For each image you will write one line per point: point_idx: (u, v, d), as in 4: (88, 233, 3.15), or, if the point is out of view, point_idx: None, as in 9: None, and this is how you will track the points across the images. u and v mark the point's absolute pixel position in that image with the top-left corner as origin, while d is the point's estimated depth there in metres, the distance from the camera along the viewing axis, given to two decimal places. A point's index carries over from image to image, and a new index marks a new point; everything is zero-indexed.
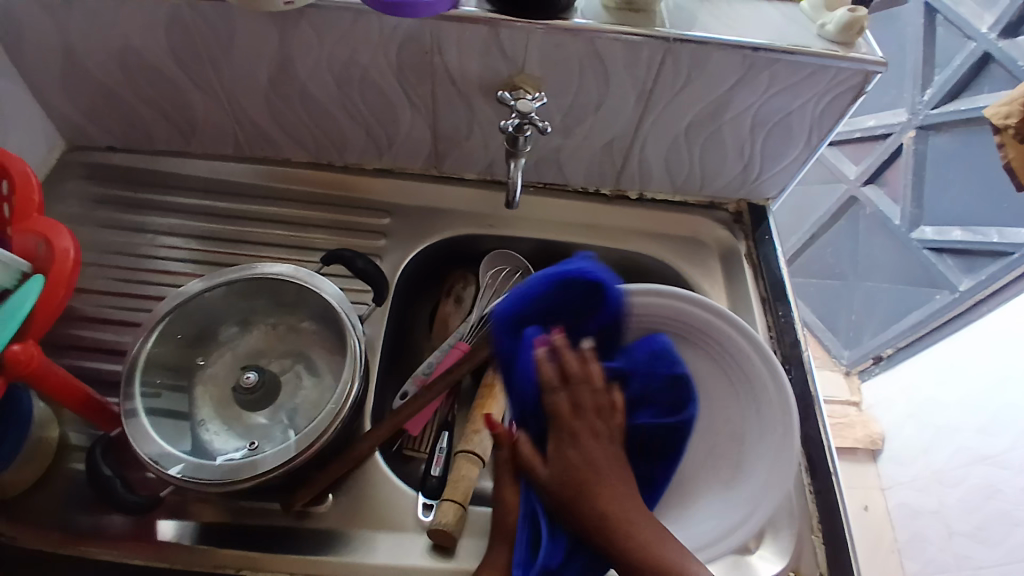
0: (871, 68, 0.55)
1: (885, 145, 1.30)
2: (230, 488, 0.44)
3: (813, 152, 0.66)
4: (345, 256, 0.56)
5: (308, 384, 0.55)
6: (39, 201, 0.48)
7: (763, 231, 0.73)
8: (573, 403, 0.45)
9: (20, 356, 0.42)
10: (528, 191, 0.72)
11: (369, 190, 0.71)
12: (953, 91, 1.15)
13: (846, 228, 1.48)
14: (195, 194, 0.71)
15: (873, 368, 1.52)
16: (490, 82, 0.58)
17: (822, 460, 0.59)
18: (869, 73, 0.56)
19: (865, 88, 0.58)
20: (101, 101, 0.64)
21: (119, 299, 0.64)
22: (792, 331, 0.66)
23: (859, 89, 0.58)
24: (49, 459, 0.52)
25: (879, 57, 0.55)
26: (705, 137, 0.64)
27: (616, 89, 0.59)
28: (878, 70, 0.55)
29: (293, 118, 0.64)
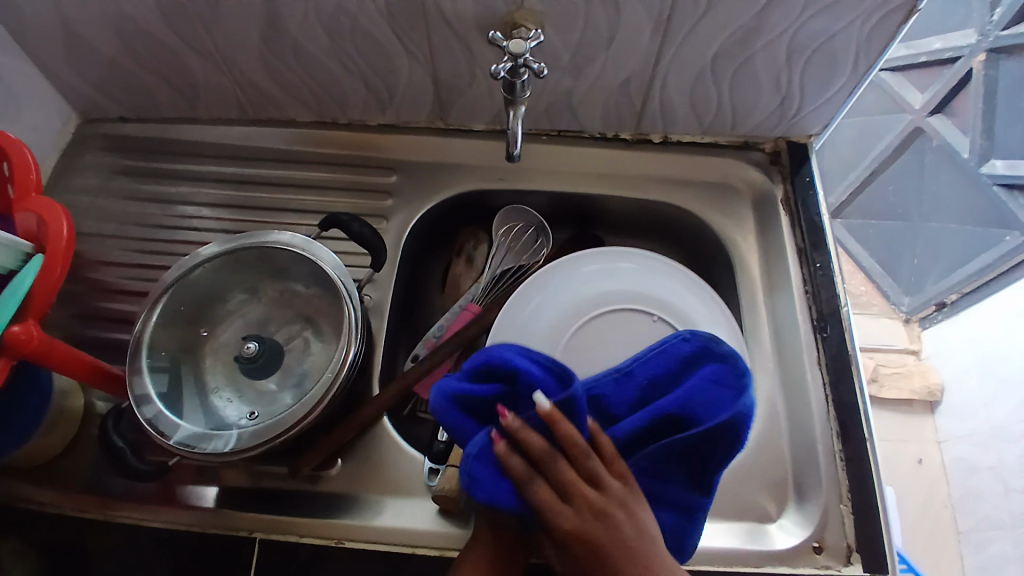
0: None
1: (954, 70, 1.18)
2: (231, 455, 0.45)
3: (861, 81, 0.58)
4: (341, 220, 0.54)
5: (316, 348, 0.55)
6: (37, 180, 0.49)
7: (804, 171, 0.67)
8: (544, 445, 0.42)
9: (21, 336, 0.43)
10: (541, 140, 0.68)
11: (375, 147, 0.68)
12: None
13: (911, 162, 1.34)
14: (203, 160, 0.69)
15: (935, 316, 1.40)
16: (487, 22, 0.53)
17: (855, 425, 0.56)
18: None
19: (918, 7, 0.50)
20: (102, 71, 0.63)
21: (138, 269, 0.65)
22: (830, 284, 0.61)
23: (911, 6, 0.50)
24: (75, 425, 0.55)
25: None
26: (734, 70, 0.58)
27: (627, 20, 0.53)
28: None
29: (289, 75, 0.61)
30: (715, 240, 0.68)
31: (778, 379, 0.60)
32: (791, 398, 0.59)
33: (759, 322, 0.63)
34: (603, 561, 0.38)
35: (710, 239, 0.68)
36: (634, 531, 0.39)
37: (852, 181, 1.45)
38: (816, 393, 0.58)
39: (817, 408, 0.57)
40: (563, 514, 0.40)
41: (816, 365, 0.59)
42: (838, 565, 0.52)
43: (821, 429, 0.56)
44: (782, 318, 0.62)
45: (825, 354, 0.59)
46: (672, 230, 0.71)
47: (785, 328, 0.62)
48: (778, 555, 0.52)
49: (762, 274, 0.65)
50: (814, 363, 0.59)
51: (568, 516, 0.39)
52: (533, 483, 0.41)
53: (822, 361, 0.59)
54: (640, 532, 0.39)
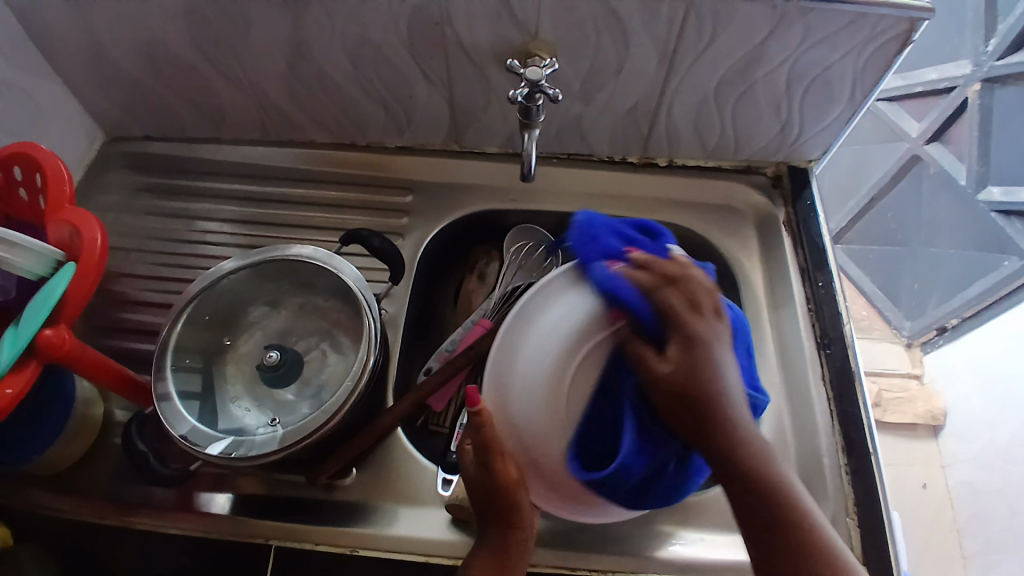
0: (918, 14, 0.50)
1: (949, 99, 1.20)
2: (250, 461, 0.47)
3: (859, 108, 0.61)
4: (361, 235, 0.56)
5: (333, 360, 0.57)
6: (70, 191, 0.51)
7: (805, 195, 0.69)
8: (687, 299, 0.45)
9: (54, 339, 0.46)
10: (551, 163, 0.70)
11: (392, 168, 0.71)
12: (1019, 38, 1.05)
13: (908, 189, 1.37)
14: (225, 179, 0.72)
15: (937, 340, 1.43)
16: (503, 51, 0.56)
17: (860, 439, 0.57)
18: (916, 20, 0.51)
19: (911, 38, 0.53)
20: (132, 93, 0.66)
21: (160, 282, 0.67)
22: (832, 302, 0.63)
23: (906, 38, 0.53)
24: (95, 434, 0.57)
25: (926, 3, 0.50)
26: (736, 98, 0.61)
27: (636, 50, 0.56)
28: (925, 16, 0.50)
29: (312, 99, 0.64)
30: (719, 260, 0.70)
31: (783, 395, 0.62)
32: (796, 413, 0.61)
33: (764, 339, 0.65)
34: (714, 431, 0.41)
35: (714, 259, 0.70)
36: (716, 338, 0.43)
37: (850, 207, 1.48)
38: (822, 409, 0.59)
39: (821, 422, 0.59)
40: (702, 403, 0.41)
41: (821, 382, 0.60)
42: None
43: (826, 444, 0.58)
44: (786, 336, 0.64)
45: (828, 370, 0.61)
46: (679, 250, 0.73)
47: (789, 345, 0.63)
48: None
49: (766, 292, 0.67)
50: (818, 380, 0.60)
51: (670, 361, 0.43)
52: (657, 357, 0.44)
53: (826, 376, 0.60)
54: (723, 344, 0.43)
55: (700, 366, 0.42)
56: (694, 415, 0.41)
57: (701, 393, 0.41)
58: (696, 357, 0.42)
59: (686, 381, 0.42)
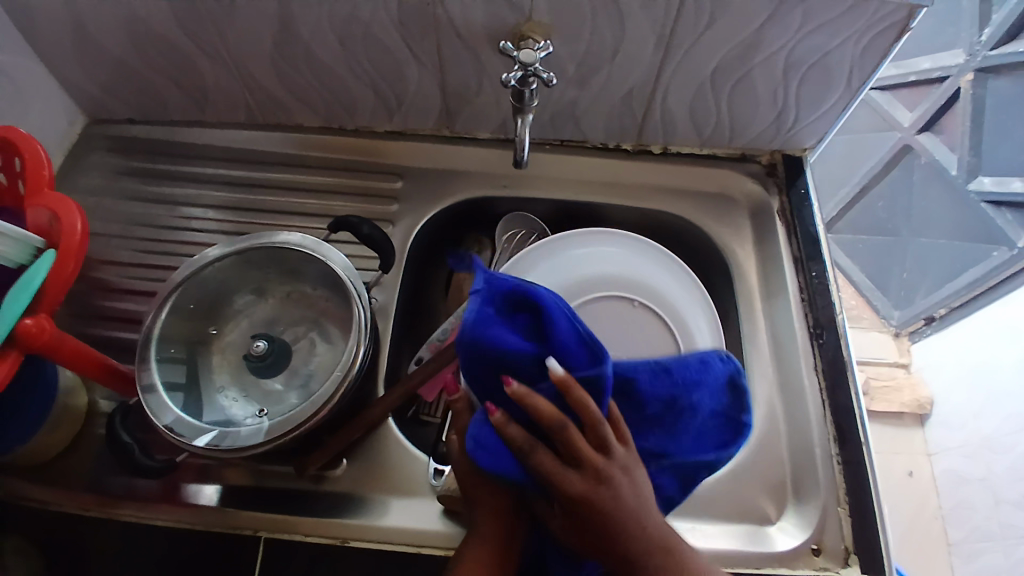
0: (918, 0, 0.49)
1: (942, 89, 1.20)
2: (237, 453, 0.46)
3: (855, 96, 0.60)
4: (351, 222, 0.55)
5: (322, 349, 0.56)
6: (49, 175, 0.49)
7: (800, 184, 0.68)
8: (598, 444, 0.37)
9: (32, 327, 0.44)
10: (545, 149, 0.69)
11: (382, 153, 0.69)
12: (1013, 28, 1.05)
13: (900, 180, 1.38)
14: (210, 163, 0.70)
15: (924, 330, 1.43)
16: (497, 33, 0.55)
17: (852, 429, 0.57)
18: (915, 7, 0.50)
19: (910, 26, 0.52)
20: (112, 72, 0.64)
21: (145, 269, 0.65)
22: (826, 291, 0.63)
23: (904, 24, 0.52)
24: (78, 424, 0.56)
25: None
26: (732, 84, 0.60)
27: (632, 33, 0.55)
28: (923, 4, 0.50)
29: (300, 81, 0.63)
30: (713, 248, 0.69)
31: (776, 385, 0.62)
32: (788, 402, 0.61)
33: (757, 329, 0.65)
34: (593, 494, 0.37)
35: (708, 247, 0.70)
36: (620, 473, 0.38)
37: (841, 195, 1.48)
38: (814, 398, 0.59)
39: (813, 412, 0.59)
40: (569, 480, 0.37)
41: (813, 372, 0.60)
42: (836, 566, 0.53)
43: (818, 433, 0.58)
44: (779, 326, 0.64)
45: (821, 360, 0.61)
46: (672, 239, 0.72)
47: (783, 335, 0.63)
48: (780, 558, 0.53)
49: (759, 282, 0.67)
50: (810, 370, 0.60)
51: (585, 480, 0.37)
52: (538, 450, 0.37)
53: (819, 367, 0.60)
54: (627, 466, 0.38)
55: (584, 505, 0.37)
56: (579, 516, 0.37)
57: (603, 507, 0.37)
58: (613, 501, 0.37)
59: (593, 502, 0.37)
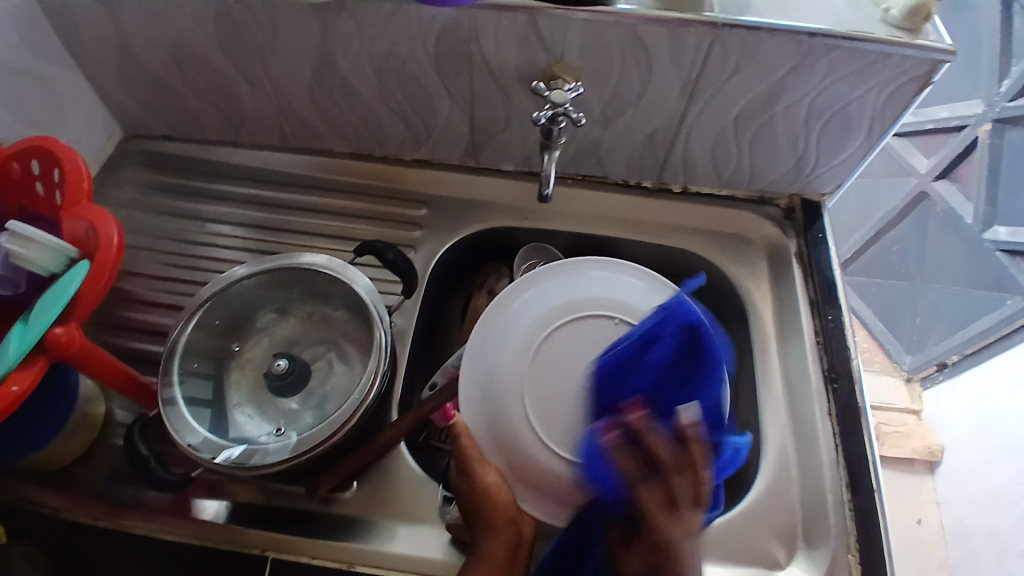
0: (940, 57, 0.51)
1: (959, 137, 1.21)
2: (252, 470, 0.46)
3: (875, 147, 0.61)
4: (377, 248, 0.56)
5: (338, 371, 0.57)
6: (88, 188, 0.51)
7: (817, 229, 0.69)
8: (669, 492, 0.40)
9: (63, 337, 0.46)
10: (566, 184, 0.70)
11: (407, 180, 0.71)
12: None
13: (913, 227, 1.38)
14: (240, 183, 0.72)
15: (937, 376, 1.43)
16: (527, 72, 0.57)
17: (864, 478, 0.57)
18: (938, 62, 0.52)
19: (932, 80, 0.53)
20: (153, 92, 0.66)
21: (170, 283, 0.67)
22: (841, 337, 0.63)
23: (926, 78, 0.53)
24: (94, 434, 0.56)
25: (949, 46, 0.51)
26: (754, 131, 0.61)
27: (659, 78, 0.56)
28: (947, 59, 0.51)
29: (333, 109, 0.65)
30: (729, 289, 0.70)
31: (789, 427, 0.62)
32: (800, 447, 0.60)
33: (770, 371, 0.65)
34: (671, 573, 0.38)
35: (724, 288, 0.70)
36: (688, 535, 0.39)
37: (857, 239, 1.48)
38: (827, 445, 0.59)
39: (826, 458, 0.58)
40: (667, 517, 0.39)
41: (826, 419, 0.60)
42: None
43: (831, 479, 0.57)
44: (793, 369, 0.64)
45: (835, 406, 0.60)
46: (688, 276, 0.73)
47: (796, 378, 0.63)
48: None
49: (775, 325, 0.67)
50: (824, 416, 0.60)
51: (682, 521, 0.39)
52: (643, 483, 0.40)
53: (832, 413, 0.60)
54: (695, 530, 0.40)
55: (659, 529, 0.39)
56: (652, 560, 0.39)
57: (681, 562, 0.38)
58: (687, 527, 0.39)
59: (675, 506, 0.39)
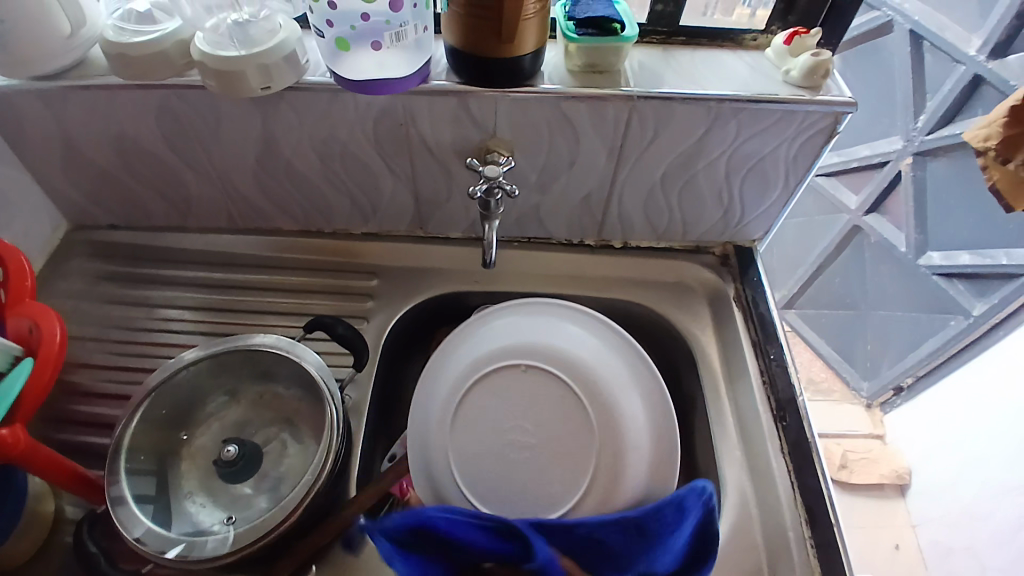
0: (841, 109, 0.57)
1: (883, 173, 1.30)
2: (202, 564, 0.45)
3: (792, 194, 0.66)
4: (325, 323, 0.57)
5: (293, 451, 0.56)
6: (31, 285, 0.51)
7: (750, 273, 0.73)
8: None
9: (9, 439, 0.45)
10: (512, 247, 0.73)
11: (357, 253, 0.73)
12: (946, 114, 1.15)
13: (851, 259, 1.45)
14: (190, 267, 0.73)
15: (895, 400, 1.49)
16: (464, 148, 0.60)
17: (822, 512, 0.58)
18: (840, 114, 0.57)
19: (836, 130, 0.59)
20: (99, 184, 0.67)
21: (117, 372, 0.66)
22: (786, 374, 0.66)
23: (831, 129, 0.59)
24: (45, 533, 0.54)
25: (847, 99, 0.56)
26: (680, 187, 0.66)
27: (587, 146, 0.60)
28: (847, 110, 0.57)
29: (280, 191, 0.67)
30: (675, 336, 0.73)
31: (745, 467, 0.63)
32: (757, 486, 0.62)
33: (724, 413, 0.67)
34: None
35: (671, 335, 0.73)
36: None
37: (801, 273, 1.56)
38: (783, 481, 0.60)
39: (784, 495, 0.60)
40: None
41: (779, 455, 0.62)
42: None
43: (790, 516, 0.59)
44: (744, 409, 0.66)
45: (786, 443, 0.62)
46: (638, 326, 0.76)
47: (748, 418, 0.65)
48: None
49: (723, 367, 0.69)
50: (776, 452, 0.62)
51: None
52: None
53: (785, 449, 0.62)
54: None
55: None
56: None
57: None
58: None
59: None
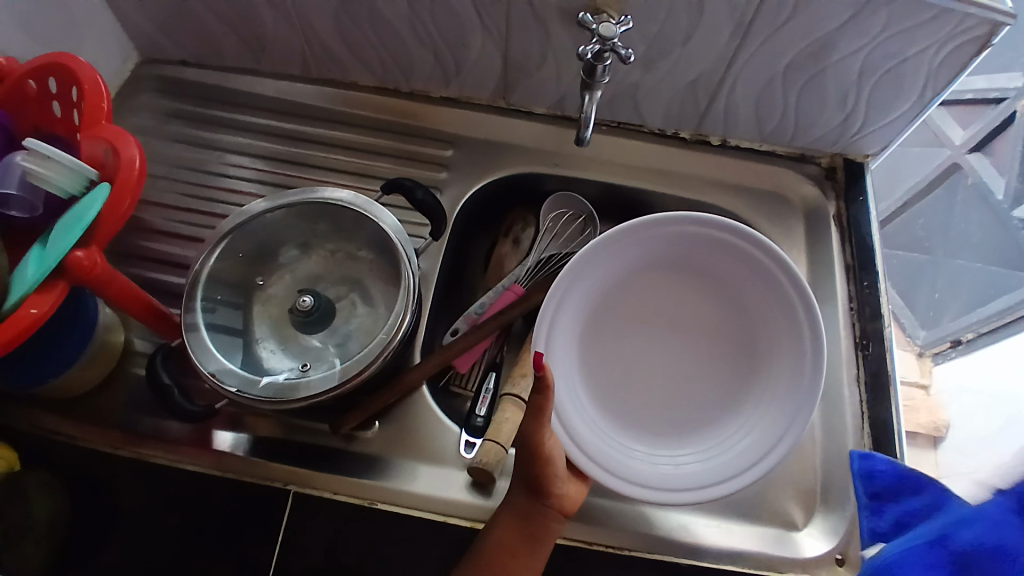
0: (999, 16, 0.48)
1: (998, 111, 1.03)
2: (274, 406, 0.46)
3: (924, 108, 0.58)
4: (405, 185, 0.54)
5: (362, 312, 0.55)
6: (108, 108, 0.48)
7: (858, 191, 0.66)
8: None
9: (84, 262, 0.44)
10: (599, 130, 0.68)
11: (433, 118, 0.68)
12: None
13: (942, 198, 1.18)
14: (260, 114, 0.69)
15: (950, 353, 1.23)
16: (570, 4, 0.53)
17: (889, 444, 0.56)
18: (997, 25, 0.48)
19: (991, 42, 0.50)
20: (174, 13, 0.63)
21: (186, 214, 0.65)
22: (875, 304, 0.61)
23: (985, 40, 0.50)
24: (112, 364, 0.57)
25: (1010, 6, 0.47)
26: (803, 82, 0.58)
27: (710, 18, 0.53)
28: (1007, 21, 0.48)
29: (360, 38, 0.61)
30: None
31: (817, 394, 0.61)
32: (825, 413, 0.60)
33: None
34: None
35: None
36: None
37: (901, 197, 1.23)
38: (853, 411, 0.58)
39: (851, 423, 0.58)
40: None
41: (855, 383, 0.59)
42: None
43: (853, 445, 0.57)
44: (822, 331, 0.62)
45: (863, 373, 0.59)
46: None
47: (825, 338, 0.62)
48: (803, 564, 0.53)
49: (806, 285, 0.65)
50: (852, 381, 0.59)
51: None
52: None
53: (861, 378, 0.59)
54: None
55: None
56: None
57: None
58: None
59: None
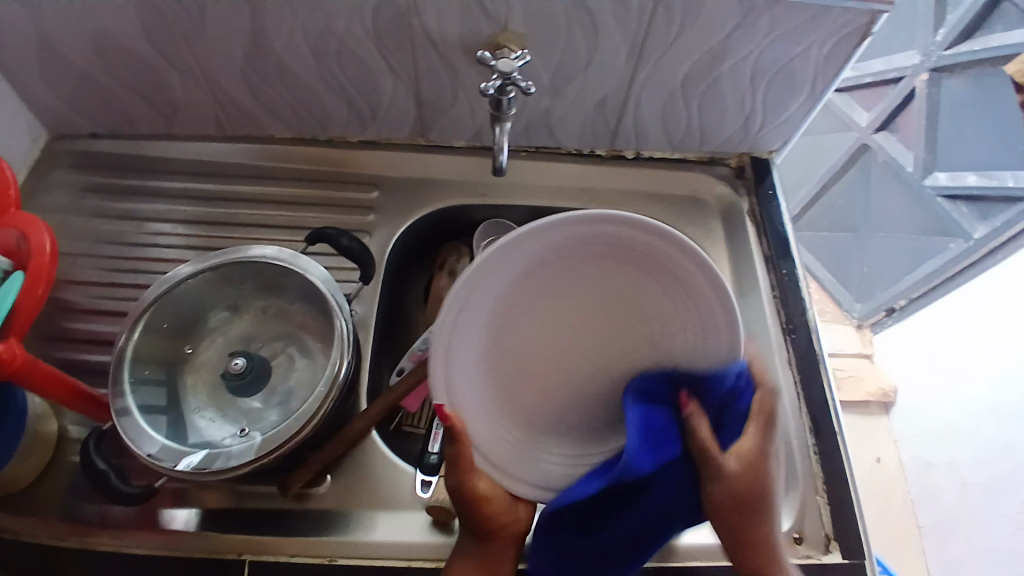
0: (876, 6, 0.52)
1: (897, 89, 1.06)
2: (217, 476, 0.45)
3: (818, 100, 0.62)
4: (329, 235, 0.55)
5: (301, 365, 0.55)
6: (15, 196, 0.47)
7: (767, 185, 0.70)
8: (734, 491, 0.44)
9: (3, 354, 0.43)
10: (519, 156, 0.69)
11: (355, 163, 0.69)
12: (968, 28, 0.91)
13: (857, 180, 1.23)
14: (179, 178, 0.68)
15: (887, 321, 1.33)
16: (472, 43, 0.55)
17: (826, 419, 0.59)
18: (877, 13, 0.52)
19: (871, 31, 0.54)
20: (77, 88, 0.62)
21: (111, 288, 0.63)
22: (796, 289, 0.65)
23: (866, 30, 0.54)
24: (48, 453, 0.54)
25: None
26: (702, 92, 0.61)
27: (606, 43, 0.56)
28: (886, 9, 0.52)
29: (273, 94, 0.61)
30: None
31: None
32: None
33: None
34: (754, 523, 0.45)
35: None
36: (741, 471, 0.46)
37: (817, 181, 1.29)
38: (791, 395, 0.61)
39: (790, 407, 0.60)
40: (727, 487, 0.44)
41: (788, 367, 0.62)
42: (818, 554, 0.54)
43: (795, 426, 0.60)
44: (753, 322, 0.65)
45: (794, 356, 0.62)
46: None
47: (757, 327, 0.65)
48: None
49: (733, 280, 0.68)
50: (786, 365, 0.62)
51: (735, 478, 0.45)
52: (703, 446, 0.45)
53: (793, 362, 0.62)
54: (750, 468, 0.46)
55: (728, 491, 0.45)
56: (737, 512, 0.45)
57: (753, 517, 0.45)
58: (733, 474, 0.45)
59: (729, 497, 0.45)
